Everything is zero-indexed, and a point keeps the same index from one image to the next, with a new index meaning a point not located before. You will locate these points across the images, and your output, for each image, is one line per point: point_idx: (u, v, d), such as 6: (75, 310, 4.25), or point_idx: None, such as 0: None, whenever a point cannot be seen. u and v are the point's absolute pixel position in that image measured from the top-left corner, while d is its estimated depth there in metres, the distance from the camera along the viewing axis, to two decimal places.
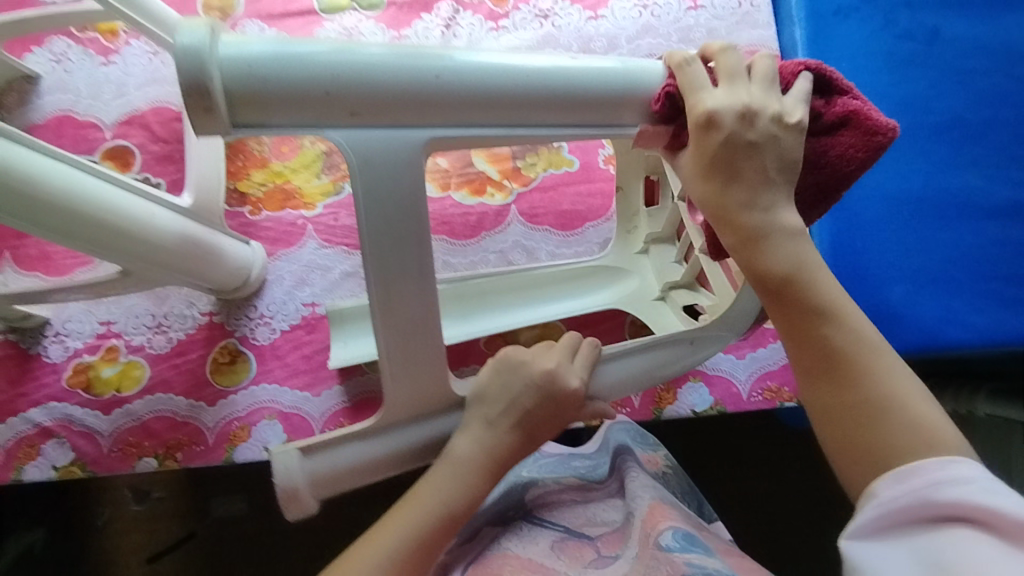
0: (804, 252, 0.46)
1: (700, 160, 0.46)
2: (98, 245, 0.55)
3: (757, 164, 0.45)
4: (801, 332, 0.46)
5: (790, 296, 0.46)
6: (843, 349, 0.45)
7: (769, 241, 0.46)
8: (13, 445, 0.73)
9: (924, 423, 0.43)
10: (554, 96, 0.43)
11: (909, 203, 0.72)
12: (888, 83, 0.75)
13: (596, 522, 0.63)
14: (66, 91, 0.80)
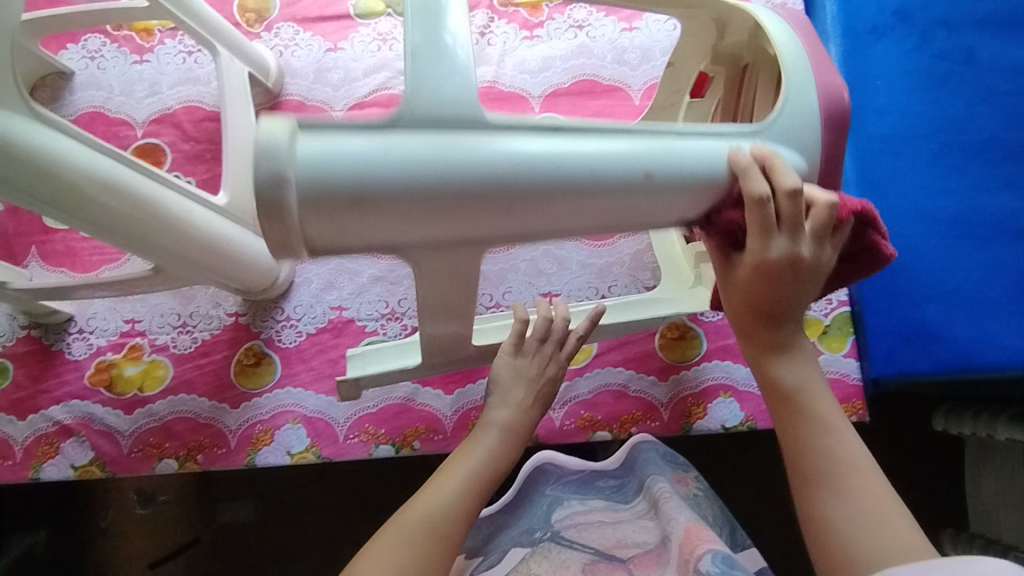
0: (805, 376, 0.54)
1: (739, 290, 0.54)
2: (134, 241, 0.55)
3: (791, 299, 0.53)
4: (799, 441, 0.52)
5: (791, 408, 0.53)
6: (836, 461, 0.50)
7: (782, 357, 0.55)
8: (32, 443, 0.72)
9: (903, 540, 0.45)
10: (601, 201, 0.48)
11: (943, 221, 0.72)
12: (921, 102, 0.75)
13: (625, 543, 0.62)
14: (99, 88, 0.80)
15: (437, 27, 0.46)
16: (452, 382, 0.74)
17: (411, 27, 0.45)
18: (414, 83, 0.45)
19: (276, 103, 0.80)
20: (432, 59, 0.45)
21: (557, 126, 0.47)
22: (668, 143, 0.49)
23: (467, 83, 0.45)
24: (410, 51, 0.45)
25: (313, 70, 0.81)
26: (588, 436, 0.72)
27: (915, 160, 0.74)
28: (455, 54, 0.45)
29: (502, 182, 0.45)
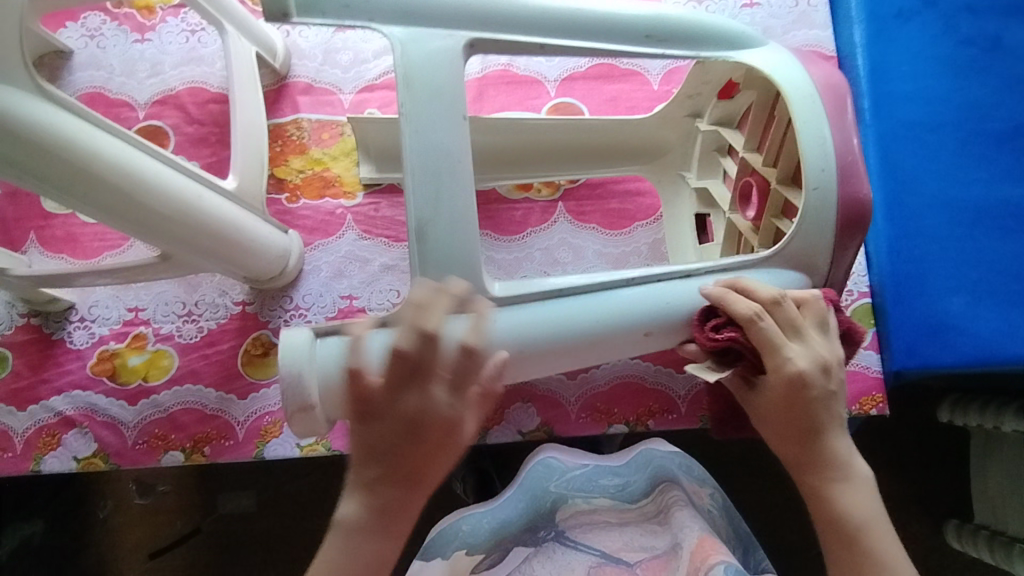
0: (864, 502, 0.52)
1: (778, 409, 0.53)
2: (140, 226, 0.53)
3: (828, 414, 0.53)
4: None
5: (855, 544, 0.51)
6: None
7: (834, 477, 0.53)
8: (33, 433, 0.70)
9: None
10: (600, 353, 0.58)
11: (968, 212, 0.70)
12: (947, 89, 0.73)
13: (633, 547, 0.61)
14: (99, 68, 0.77)
15: (439, 190, 0.51)
16: None
17: (417, 198, 0.51)
18: (422, 258, 0.51)
19: (283, 84, 0.77)
20: (438, 236, 0.51)
21: (563, 289, 0.56)
22: (667, 293, 0.57)
23: (469, 248, 0.52)
24: (417, 228, 0.51)
25: (321, 52, 0.78)
26: (604, 429, 0.71)
27: (940, 149, 0.72)
28: (464, 217, 0.52)
29: (511, 351, 0.54)
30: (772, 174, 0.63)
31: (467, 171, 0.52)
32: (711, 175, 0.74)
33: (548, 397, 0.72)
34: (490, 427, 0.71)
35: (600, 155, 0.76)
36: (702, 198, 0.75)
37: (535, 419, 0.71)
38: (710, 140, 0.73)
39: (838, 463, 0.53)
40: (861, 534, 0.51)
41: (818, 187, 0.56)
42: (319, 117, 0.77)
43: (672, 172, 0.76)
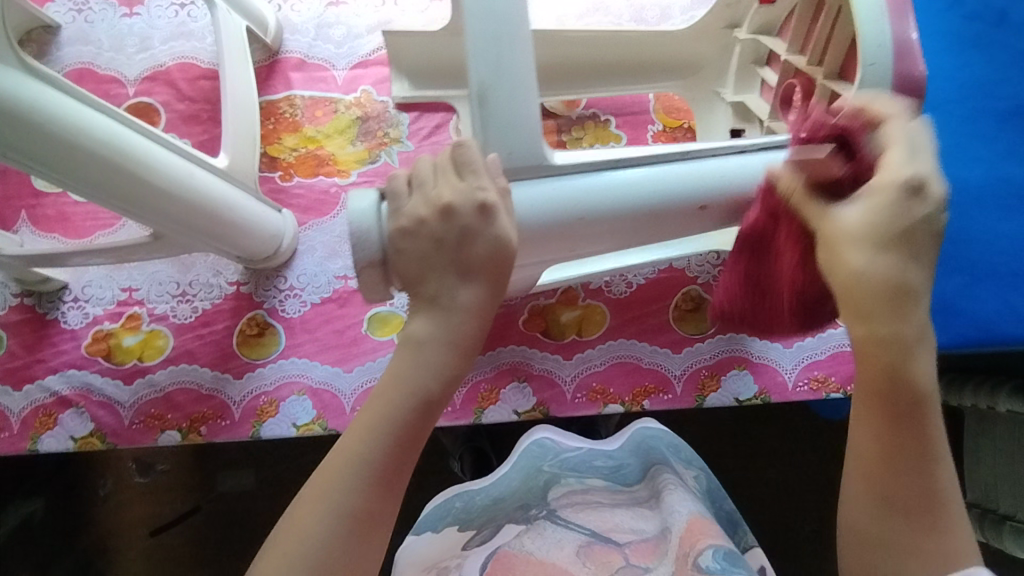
0: (929, 369, 0.42)
1: (866, 227, 0.41)
2: (131, 204, 0.52)
3: (920, 257, 0.41)
4: (905, 455, 0.41)
5: (912, 410, 0.41)
6: (941, 492, 0.41)
7: (907, 328, 0.41)
8: (29, 413, 0.70)
9: None
10: (654, 232, 0.50)
11: (968, 191, 0.70)
12: (950, 66, 0.72)
13: (623, 529, 0.60)
14: (86, 43, 0.75)
15: (497, 55, 0.45)
16: None
17: (475, 64, 0.44)
18: (484, 124, 0.45)
19: (275, 60, 0.76)
20: (499, 102, 0.45)
21: (618, 161, 0.48)
22: (727, 166, 0.48)
23: (529, 121, 0.45)
24: (478, 92, 0.45)
25: (314, 26, 0.77)
26: (600, 408, 0.71)
27: (941, 127, 0.72)
28: (526, 84, 0.45)
29: (563, 225, 0.47)
30: (817, 72, 0.54)
31: (528, 37, 0.45)
32: (748, 89, 0.67)
33: (545, 376, 0.72)
34: (485, 406, 0.71)
35: (611, 89, 0.72)
36: (738, 111, 0.68)
37: (530, 399, 0.71)
38: (748, 51, 0.66)
39: (905, 308, 0.41)
40: (904, 382, 0.41)
41: (874, 64, 0.47)
42: (312, 94, 0.75)
43: (707, 89, 0.70)
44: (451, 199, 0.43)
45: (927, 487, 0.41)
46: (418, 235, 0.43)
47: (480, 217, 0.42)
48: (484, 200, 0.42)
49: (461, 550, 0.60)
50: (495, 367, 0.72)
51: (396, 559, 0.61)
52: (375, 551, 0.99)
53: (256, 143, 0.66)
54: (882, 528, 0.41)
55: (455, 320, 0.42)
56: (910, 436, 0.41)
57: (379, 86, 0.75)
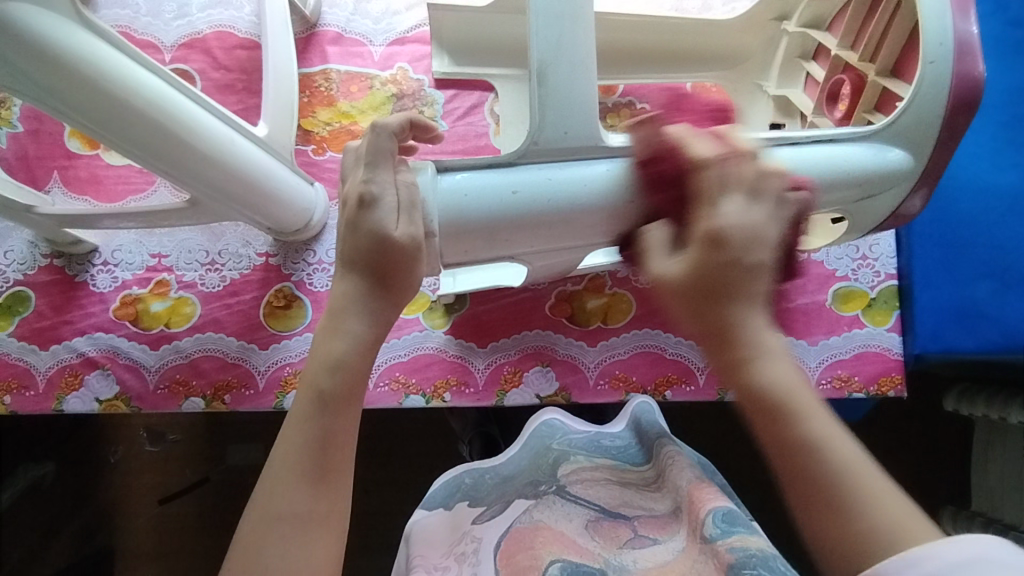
0: (784, 368, 0.39)
1: (687, 283, 0.40)
2: (174, 166, 0.52)
3: (750, 286, 0.40)
4: (788, 458, 0.38)
5: (774, 419, 0.38)
6: (840, 471, 0.36)
7: (739, 338, 0.39)
8: (55, 373, 0.71)
9: (896, 515, 0.36)
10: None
11: (1005, 197, 0.69)
12: (995, 70, 0.72)
13: (632, 504, 0.59)
14: (125, 7, 0.75)
15: (560, 34, 0.45)
16: (486, 336, 0.72)
17: (537, 37, 0.45)
18: (541, 100, 0.45)
19: (312, 33, 0.76)
20: (557, 79, 0.45)
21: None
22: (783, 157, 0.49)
23: (588, 102, 0.46)
24: (538, 69, 0.45)
25: (353, 1, 0.76)
26: (622, 396, 0.71)
27: (982, 132, 0.71)
28: (584, 63, 0.45)
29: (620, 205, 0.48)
30: (870, 70, 0.55)
31: (590, 18, 0.45)
32: (791, 83, 0.68)
33: (568, 362, 0.72)
34: (507, 389, 0.71)
35: (651, 72, 0.71)
36: (779, 105, 0.68)
37: (553, 384, 0.72)
38: (795, 44, 0.66)
39: (742, 324, 0.40)
40: (779, 410, 0.38)
41: (935, 62, 0.48)
42: (348, 68, 0.75)
43: (749, 82, 0.70)
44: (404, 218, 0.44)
45: (834, 477, 0.36)
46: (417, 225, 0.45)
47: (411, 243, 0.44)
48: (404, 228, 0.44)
49: (469, 525, 0.60)
50: (520, 351, 0.72)
51: (409, 533, 0.62)
52: (380, 529, 1.00)
53: (295, 115, 0.66)
54: (835, 550, 0.36)
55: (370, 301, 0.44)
56: (810, 447, 0.37)
57: (416, 65, 0.75)
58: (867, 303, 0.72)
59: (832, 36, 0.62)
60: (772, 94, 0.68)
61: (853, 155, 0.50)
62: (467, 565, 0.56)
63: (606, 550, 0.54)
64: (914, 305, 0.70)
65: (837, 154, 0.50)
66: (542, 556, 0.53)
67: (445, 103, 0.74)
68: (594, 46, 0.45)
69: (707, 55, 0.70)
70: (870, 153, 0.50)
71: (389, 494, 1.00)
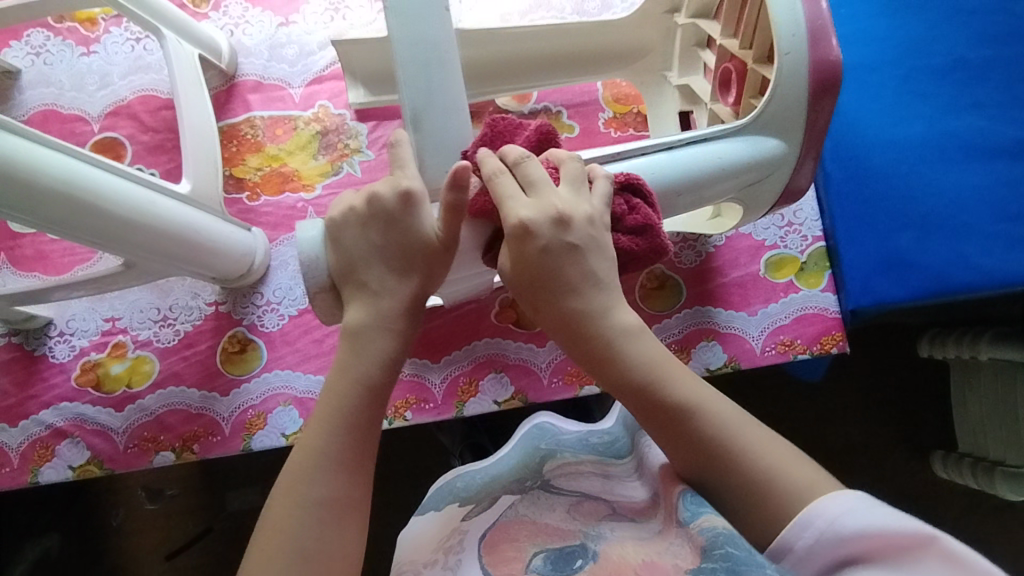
0: (651, 348, 0.48)
1: (523, 277, 0.47)
2: (100, 235, 0.54)
3: (579, 267, 0.47)
4: (670, 428, 0.47)
5: (648, 395, 0.47)
6: (711, 438, 0.46)
7: (617, 346, 0.48)
8: (27, 447, 0.72)
9: (771, 481, 0.44)
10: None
11: (914, 147, 0.72)
12: (886, 28, 0.74)
13: (613, 490, 0.61)
14: (49, 85, 0.77)
15: (429, 80, 0.50)
16: (439, 351, 0.74)
17: (407, 88, 0.50)
18: (419, 145, 0.51)
19: (232, 84, 0.78)
20: (433, 123, 0.50)
21: None
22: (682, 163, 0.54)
23: (461, 140, 0.51)
24: (412, 117, 0.50)
25: (267, 48, 0.79)
26: (577, 391, 0.73)
27: (882, 89, 0.74)
28: (454, 107, 0.51)
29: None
30: (748, 55, 0.58)
31: (455, 63, 0.51)
32: (691, 71, 0.70)
33: (521, 365, 0.74)
34: (466, 399, 0.73)
35: (559, 69, 0.73)
36: (684, 94, 0.71)
37: (509, 388, 0.74)
38: (690, 34, 0.68)
39: (612, 321, 0.48)
40: (650, 387, 0.47)
41: (791, 52, 0.52)
42: (271, 113, 0.77)
43: (654, 72, 0.73)
44: (376, 188, 0.49)
45: (717, 438, 0.46)
46: (351, 221, 0.49)
47: (405, 206, 0.48)
48: (408, 187, 0.48)
49: (460, 522, 0.60)
50: (473, 361, 0.74)
51: (403, 537, 0.63)
52: (384, 552, 1.01)
53: (219, 167, 0.69)
54: (720, 512, 0.46)
55: (383, 303, 0.49)
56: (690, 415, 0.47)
57: (336, 100, 0.77)
58: (799, 268, 0.74)
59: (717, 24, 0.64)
60: (676, 84, 0.71)
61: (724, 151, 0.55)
62: (453, 555, 0.55)
63: (584, 524, 0.54)
64: (842, 263, 0.72)
65: (715, 153, 0.55)
66: (526, 549, 0.52)
67: (369, 133, 0.77)
68: (463, 90, 0.51)
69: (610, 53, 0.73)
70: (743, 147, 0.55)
71: (391, 517, 1.01)
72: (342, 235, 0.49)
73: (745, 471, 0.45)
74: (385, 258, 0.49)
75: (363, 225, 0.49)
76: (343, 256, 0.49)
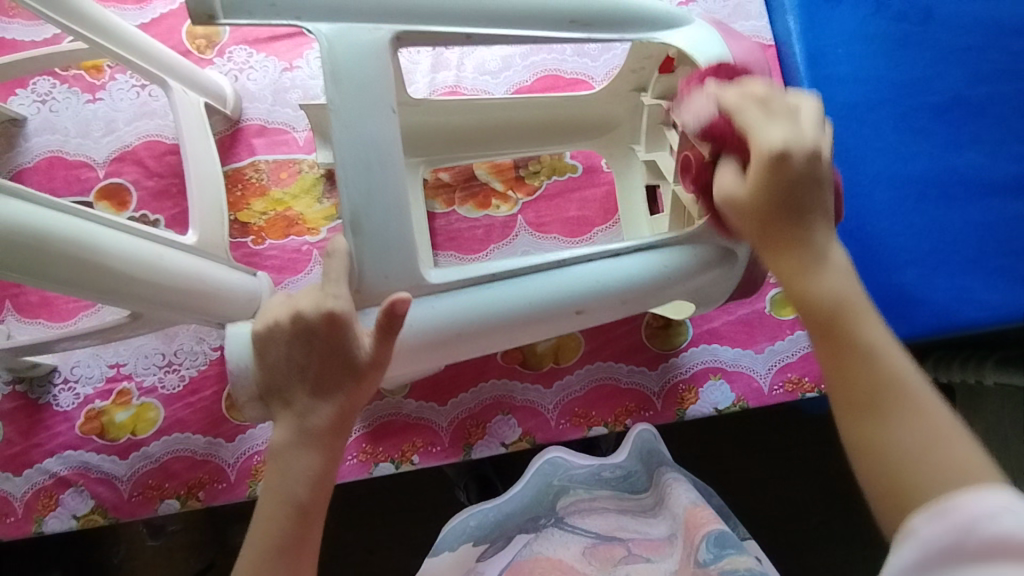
0: (850, 287, 0.45)
1: (762, 201, 0.46)
2: (106, 293, 0.54)
3: (820, 199, 0.46)
4: (843, 357, 0.43)
5: (840, 326, 0.44)
6: (895, 380, 0.42)
7: (812, 268, 0.45)
8: (31, 497, 0.72)
9: (957, 458, 0.39)
10: (538, 333, 0.57)
11: (915, 184, 0.72)
12: (884, 66, 0.75)
13: (627, 528, 0.64)
14: (54, 132, 0.78)
15: (370, 184, 0.48)
16: (446, 394, 0.74)
17: (349, 188, 0.48)
18: (359, 250, 0.49)
19: (237, 128, 0.78)
20: (374, 227, 0.49)
21: (493, 274, 0.54)
22: (599, 271, 0.56)
23: (404, 242, 0.50)
24: (352, 219, 0.48)
25: (271, 92, 0.79)
26: (584, 432, 0.73)
27: (882, 126, 0.74)
28: (397, 209, 0.49)
29: (450, 335, 0.53)
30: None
31: (399, 165, 0.49)
32: (658, 147, 0.69)
33: (528, 407, 0.74)
34: (473, 442, 0.73)
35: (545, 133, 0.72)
36: (650, 168, 0.70)
37: (516, 430, 0.73)
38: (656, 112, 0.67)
39: (816, 254, 0.45)
40: (837, 314, 0.44)
41: None
42: (276, 157, 0.78)
43: (621, 145, 0.72)
44: (302, 304, 0.47)
45: (888, 382, 0.42)
46: (275, 337, 0.48)
47: (330, 327, 0.46)
48: (333, 310, 0.46)
49: (475, 562, 0.62)
50: (479, 404, 0.74)
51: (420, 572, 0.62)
52: None
53: (224, 214, 0.69)
54: (885, 480, 0.41)
55: (309, 423, 0.48)
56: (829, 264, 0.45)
57: None
58: None
59: None
60: (642, 159, 0.70)
61: (667, 256, 0.56)
62: None
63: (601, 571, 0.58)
64: None
65: (655, 262, 0.56)
66: None
67: None
68: (406, 188, 0.49)
69: (583, 125, 0.72)
70: (683, 254, 0.56)
71: (394, 551, 1.00)
72: (271, 348, 0.48)
73: (896, 432, 0.41)
74: (308, 378, 0.48)
75: (288, 343, 0.48)
76: (270, 372, 0.49)
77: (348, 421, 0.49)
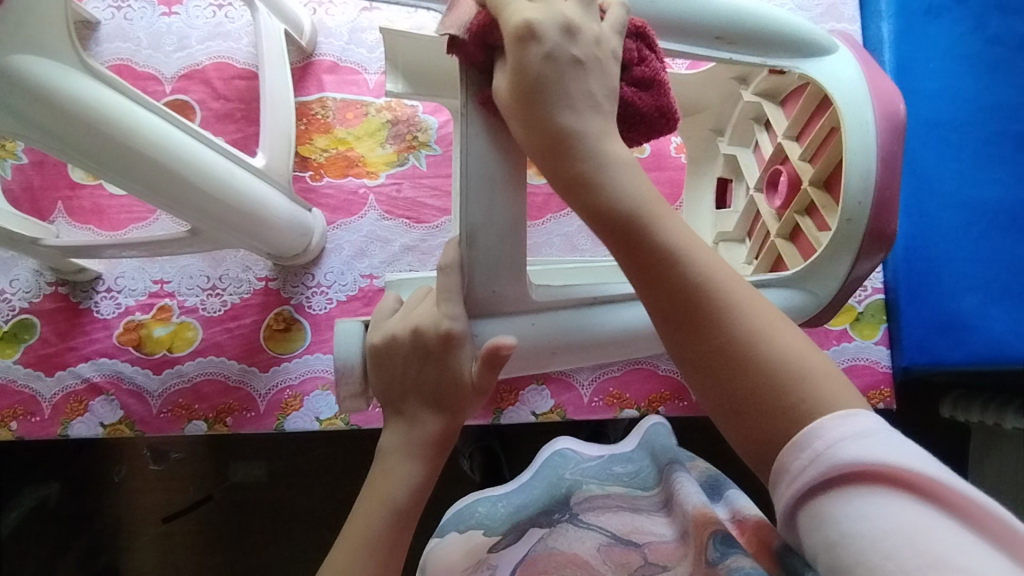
0: (638, 194, 0.38)
1: (526, 81, 0.37)
2: (172, 200, 0.53)
3: (580, 86, 0.38)
4: (681, 316, 0.36)
5: (650, 259, 0.37)
6: (732, 324, 0.35)
7: (601, 175, 0.38)
8: (61, 399, 0.72)
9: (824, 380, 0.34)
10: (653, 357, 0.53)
11: (988, 212, 0.71)
12: (973, 88, 0.73)
13: (642, 530, 0.58)
14: (126, 40, 0.77)
15: (492, 203, 0.42)
16: None
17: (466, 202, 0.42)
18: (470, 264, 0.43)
19: (308, 62, 0.77)
20: (488, 245, 0.42)
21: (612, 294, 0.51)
22: None
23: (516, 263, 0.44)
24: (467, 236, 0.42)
25: (347, 31, 0.78)
26: (617, 413, 0.73)
27: (962, 149, 0.72)
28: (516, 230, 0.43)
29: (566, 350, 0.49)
30: (807, 172, 0.60)
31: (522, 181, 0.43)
32: (742, 142, 0.70)
33: (563, 380, 0.73)
34: (504, 407, 0.73)
35: None
36: (729, 162, 0.72)
37: (549, 401, 0.73)
38: (748, 109, 0.68)
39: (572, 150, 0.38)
40: (636, 228, 0.37)
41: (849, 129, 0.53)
42: (344, 96, 0.77)
43: (702, 130, 0.72)
44: (419, 320, 0.45)
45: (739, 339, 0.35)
46: (391, 353, 0.45)
47: (445, 346, 0.44)
48: (450, 330, 0.43)
49: (486, 554, 0.59)
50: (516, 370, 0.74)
51: (422, 562, 0.60)
52: None
53: (293, 147, 0.68)
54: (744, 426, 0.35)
55: (418, 429, 0.46)
56: (592, 184, 0.38)
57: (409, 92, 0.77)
58: (855, 317, 0.75)
59: (782, 114, 0.64)
60: (723, 151, 0.71)
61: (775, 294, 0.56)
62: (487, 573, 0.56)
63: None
64: (901, 320, 0.72)
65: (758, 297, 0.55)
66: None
67: (438, 129, 0.77)
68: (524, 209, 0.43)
69: None
70: (788, 295, 0.56)
71: None
72: (383, 363, 0.46)
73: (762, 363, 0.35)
74: (418, 389, 0.46)
75: (403, 358, 0.45)
76: (382, 381, 0.47)
77: (455, 431, 0.47)
